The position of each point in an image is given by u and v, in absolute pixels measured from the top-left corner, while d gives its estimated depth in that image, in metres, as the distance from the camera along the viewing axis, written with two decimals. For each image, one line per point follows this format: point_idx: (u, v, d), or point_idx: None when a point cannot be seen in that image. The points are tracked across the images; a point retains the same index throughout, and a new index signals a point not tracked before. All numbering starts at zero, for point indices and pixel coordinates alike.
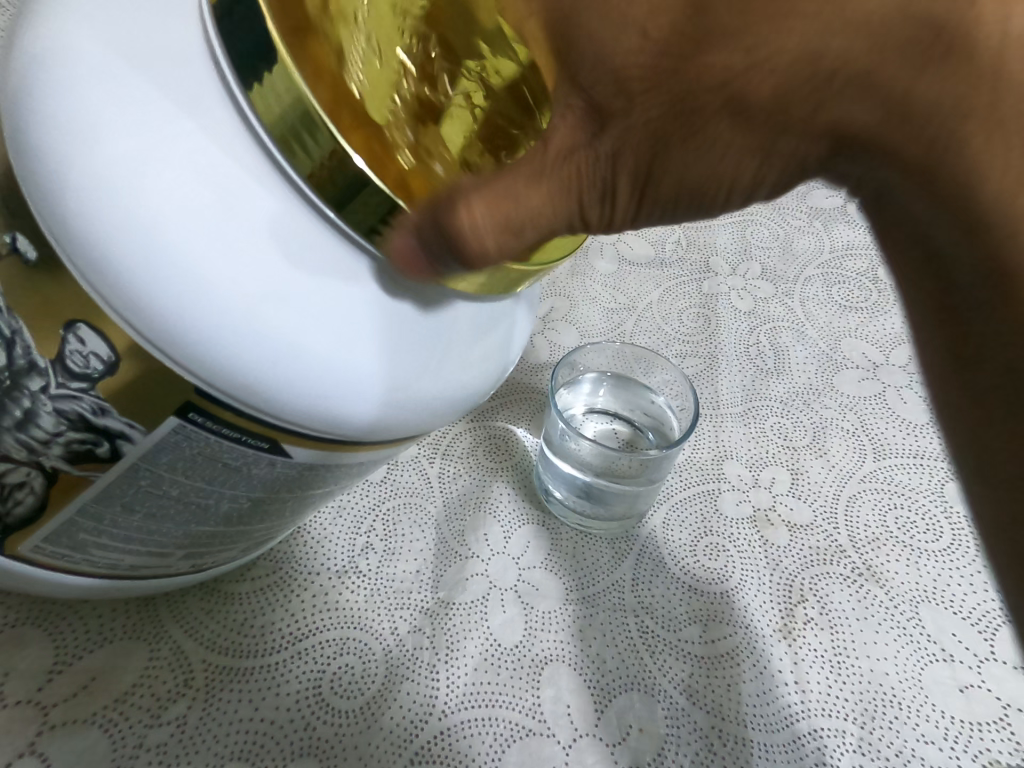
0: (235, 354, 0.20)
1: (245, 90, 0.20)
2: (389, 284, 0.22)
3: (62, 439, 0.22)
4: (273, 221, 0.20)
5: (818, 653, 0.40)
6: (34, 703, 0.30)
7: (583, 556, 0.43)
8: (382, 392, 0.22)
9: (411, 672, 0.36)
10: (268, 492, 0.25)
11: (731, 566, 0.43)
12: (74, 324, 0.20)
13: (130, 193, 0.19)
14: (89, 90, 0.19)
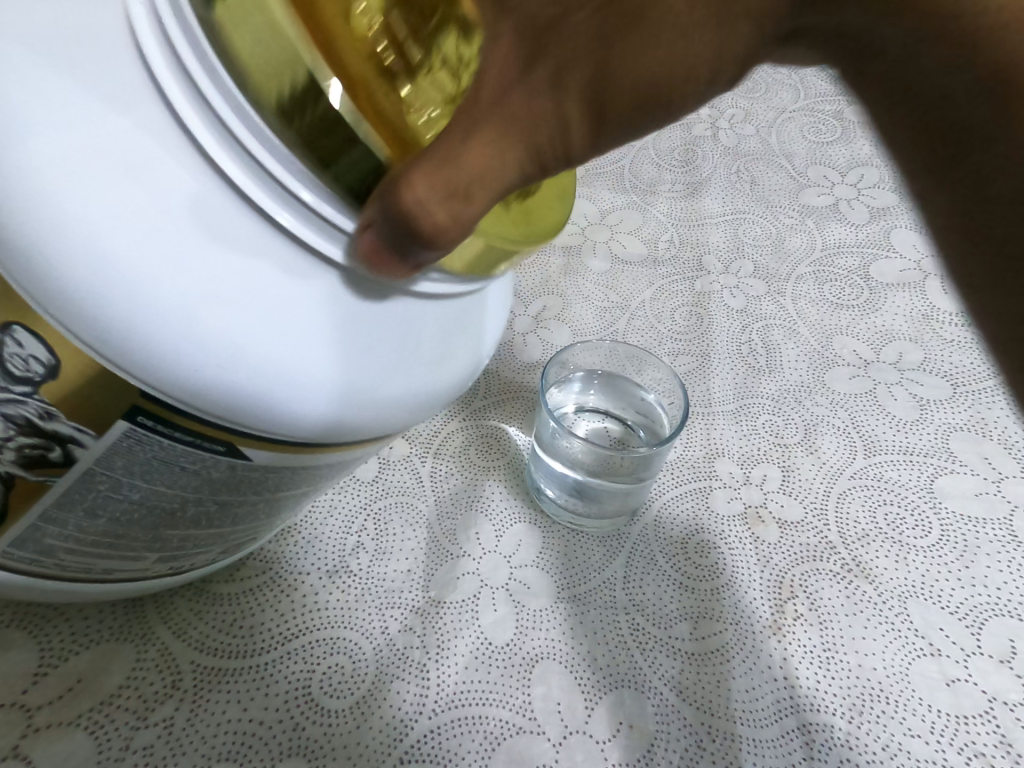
0: (183, 363, 0.19)
1: (172, 77, 0.19)
2: (347, 287, 0.21)
3: (13, 444, 0.21)
4: (218, 224, 0.19)
5: (808, 649, 0.40)
6: (20, 705, 0.30)
7: (573, 553, 0.43)
8: (342, 394, 0.22)
9: (400, 672, 0.36)
10: (231, 493, 0.25)
11: (722, 563, 0.44)
12: (11, 328, 0.20)
13: (73, 195, 0.18)
14: (46, 88, 0.19)
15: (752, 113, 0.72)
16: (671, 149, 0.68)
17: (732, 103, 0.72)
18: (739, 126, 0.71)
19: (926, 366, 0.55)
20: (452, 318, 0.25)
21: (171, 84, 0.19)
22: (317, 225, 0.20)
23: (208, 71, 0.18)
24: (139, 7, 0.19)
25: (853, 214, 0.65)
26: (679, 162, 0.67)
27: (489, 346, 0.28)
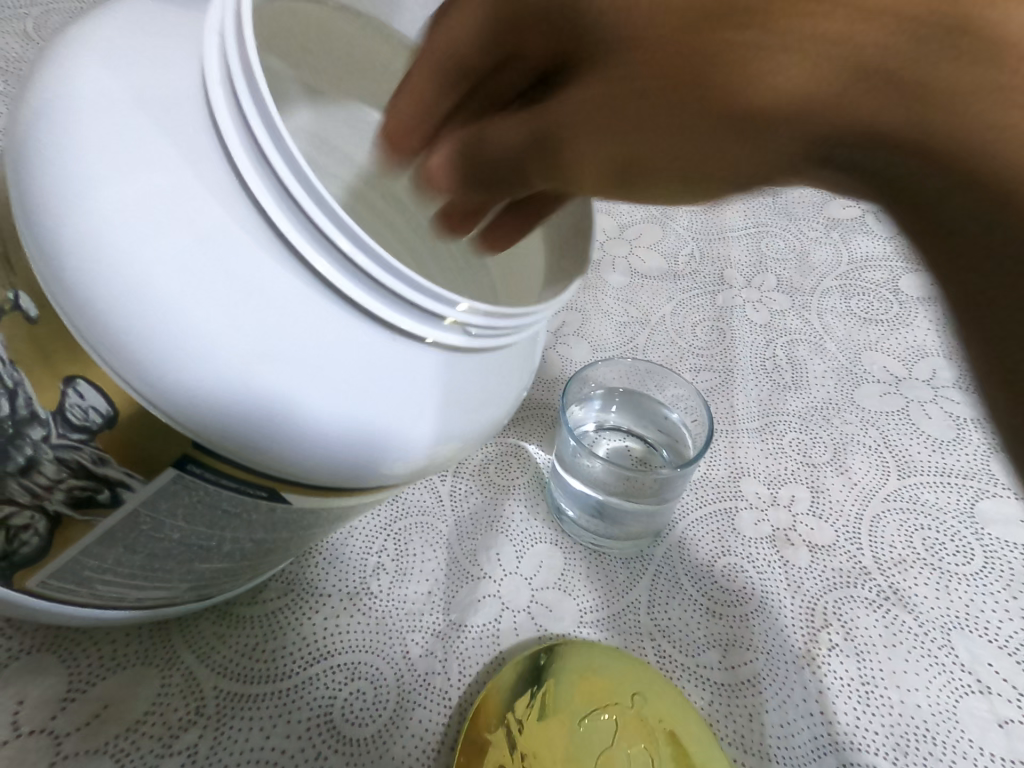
0: (229, 409, 0.20)
1: (240, 134, 0.20)
2: (392, 339, 0.21)
3: (63, 485, 0.22)
4: (261, 270, 0.19)
5: (844, 683, 0.39)
6: (48, 732, 0.29)
7: (596, 576, 0.42)
8: (377, 440, 0.21)
9: (423, 699, 0.35)
10: (270, 532, 0.25)
11: (750, 587, 0.42)
12: (74, 379, 0.20)
13: (127, 239, 0.19)
14: (105, 139, 0.19)
15: None
16: None
17: None
18: None
19: (961, 383, 0.53)
20: (481, 361, 0.24)
21: (239, 151, 0.19)
22: (357, 274, 0.20)
23: (270, 133, 0.19)
24: (212, 81, 0.20)
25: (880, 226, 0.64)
26: None
27: (524, 384, 0.28)
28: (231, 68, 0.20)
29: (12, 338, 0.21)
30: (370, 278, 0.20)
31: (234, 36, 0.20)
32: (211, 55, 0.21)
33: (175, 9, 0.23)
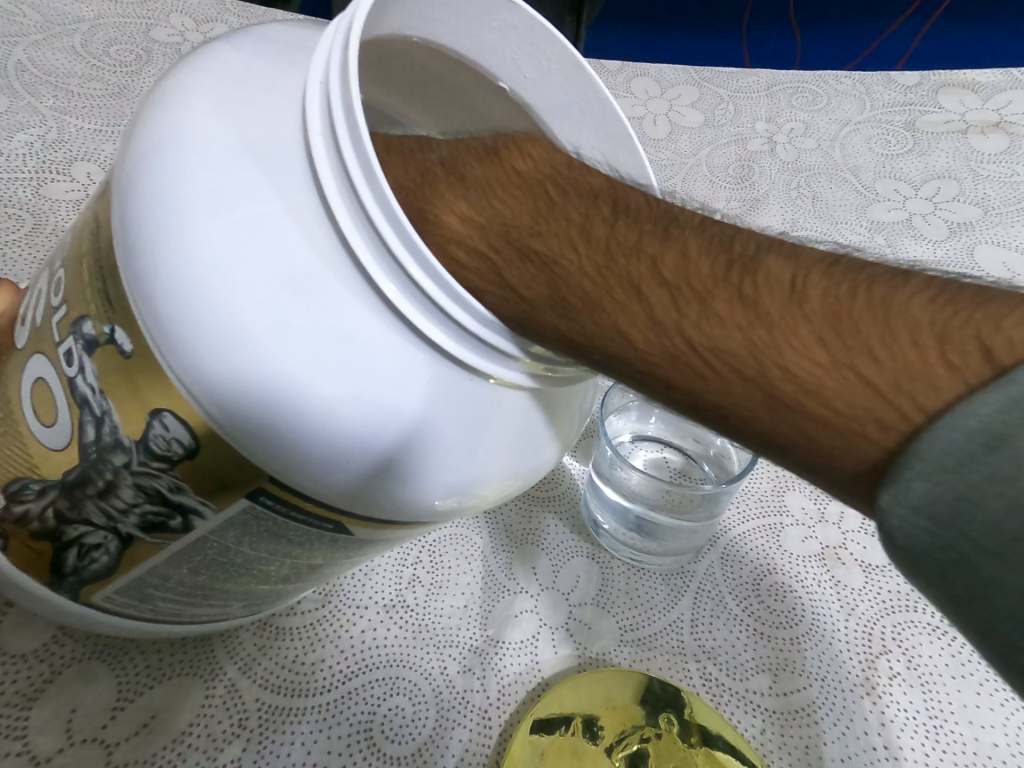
0: (303, 443, 0.19)
1: (332, 165, 0.19)
2: (469, 381, 0.21)
3: (139, 509, 0.22)
4: (331, 301, 0.19)
5: (909, 716, 0.36)
6: (99, 741, 0.30)
7: (637, 593, 0.41)
8: (447, 478, 0.21)
9: (461, 717, 0.34)
10: (324, 557, 0.25)
11: (801, 608, 0.40)
12: (160, 412, 0.20)
13: (211, 260, 0.19)
14: (194, 166, 0.19)
15: (812, 126, 0.69)
16: (725, 164, 0.66)
17: (789, 115, 0.70)
18: (798, 139, 0.68)
19: None
20: (547, 401, 0.24)
21: (336, 198, 0.19)
22: (439, 316, 0.20)
23: (364, 171, 0.19)
24: (313, 127, 0.20)
25: (928, 227, 0.61)
26: (734, 178, 0.65)
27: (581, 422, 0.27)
28: (333, 114, 0.20)
29: (104, 368, 0.20)
30: (447, 319, 0.20)
31: (336, 79, 0.20)
32: (312, 97, 0.21)
33: (269, 56, 0.23)
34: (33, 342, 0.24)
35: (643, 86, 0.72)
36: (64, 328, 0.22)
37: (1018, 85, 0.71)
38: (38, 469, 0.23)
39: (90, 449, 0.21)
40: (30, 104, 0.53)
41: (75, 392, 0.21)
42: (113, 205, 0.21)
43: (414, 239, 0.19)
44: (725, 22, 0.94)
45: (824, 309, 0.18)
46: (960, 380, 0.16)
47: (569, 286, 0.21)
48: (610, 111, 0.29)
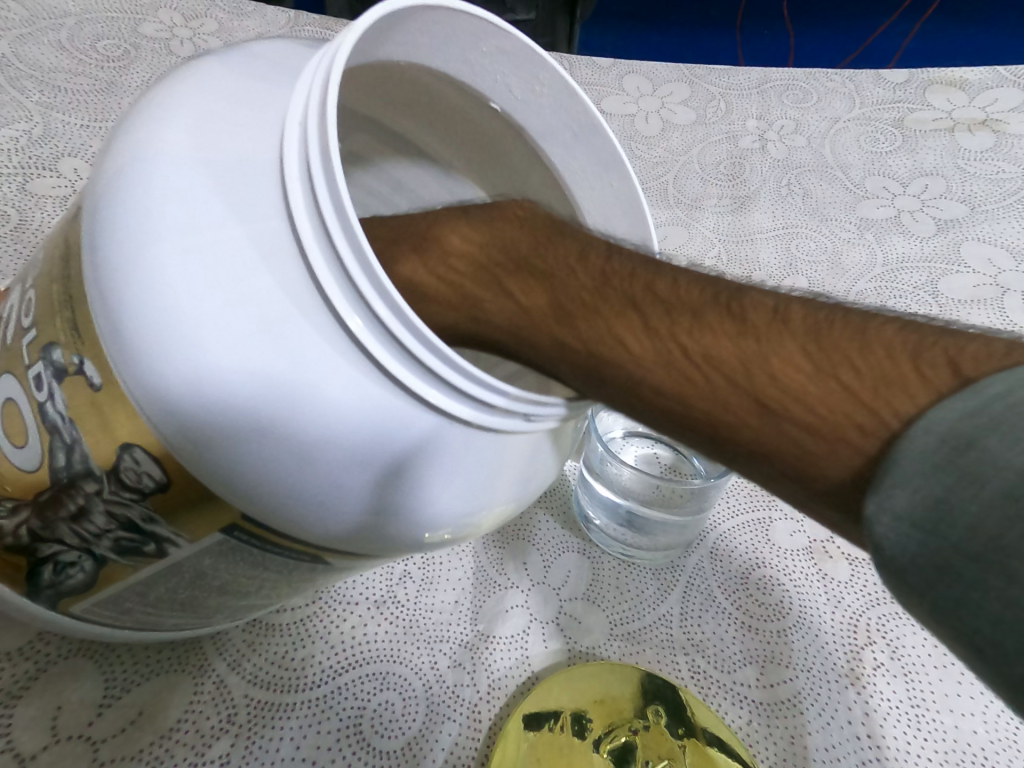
0: (283, 489, 0.20)
1: (307, 210, 0.19)
2: (448, 427, 0.21)
3: (112, 535, 0.22)
4: (303, 344, 0.19)
5: (892, 705, 0.37)
6: (84, 738, 0.30)
7: (627, 587, 0.41)
8: (424, 518, 0.22)
9: (451, 711, 0.34)
10: (304, 578, 0.25)
11: (789, 602, 0.41)
12: (130, 445, 0.20)
13: (183, 299, 0.19)
14: (164, 203, 0.19)
15: (802, 124, 0.69)
16: (716, 162, 0.66)
17: (780, 114, 0.70)
18: (788, 137, 0.68)
19: None
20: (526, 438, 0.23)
21: (313, 244, 0.19)
22: (410, 362, 0.20)
23: (337, 215, 0.19)
24: (287, 163, 0.20)
25: (916, 224, 0.62)
26: (726, 176, 0.65)
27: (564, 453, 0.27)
28: (312, 158, 0.19)
29: (74, 396, 0.20)
30: (425, 370, 0.20)
31: (314, 117, 0.20)
32: (289, 131, 0.20)
33: (245, 79, 0.22)
34: (5, 355, 0.24)
35: (636, 84, 0.72)
36: (34, 351, 0.22)
37: (1005, 82, 0.72)
38: (13, 484, 0.23)
39: (61, 474, 0.21)
40: (13, 100, 0.52)
41: (45, 418, 0.21)
42: (84, 235, 0.21)
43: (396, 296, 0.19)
44: (718, 19, 0.94)
45: (806, 326, 0.19)
46: (936, 389, 0.17)
47: (563, 295, 0.22)
48: (592, 119, 0.29)
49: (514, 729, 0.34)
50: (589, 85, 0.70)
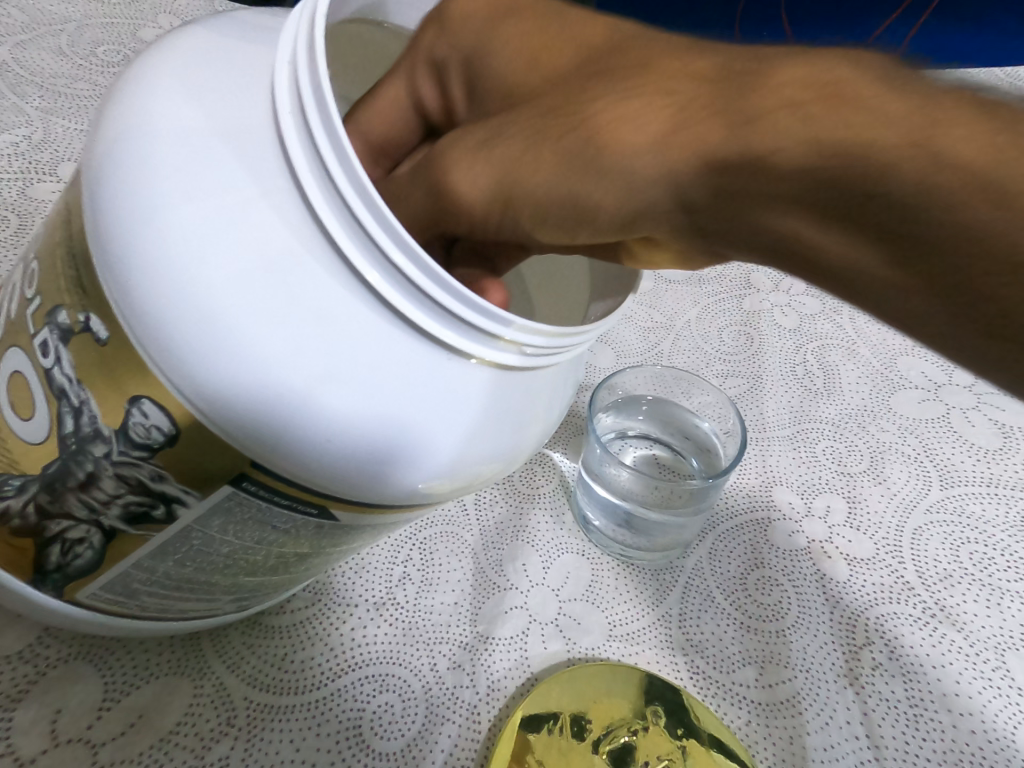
0: (285, 427, 0.19)
1: (303, 151, 0.19)
2: (447, 360, 0.20)
3: (121, 500, 0.21)
4: (308, 282, 0.19)
5: (890, 705, 0.37)
6: (85, 741, 0.30)
7: (627, 588, 0.41)
8: (429, 458, 0.21)
9: (451, 713, 0.35)
10: (312, 547, 0.25)
11: (788, 602, 0.41)
12: (139, 397, 0.20)
13: (186, 248, 0.19)
14: (166, 154, 0.19)
15: None
16: None
17: None
18: None
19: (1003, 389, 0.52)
20: (530, 380, 0.23)
21: (310, 180, 0.19)
22: (416, 296, 0.19)
23: (336, 154, 0.19)
24: (283, 108, 0.20)
25: None
26: None
27: (566, 399, 0.27)
28: (303, 95, 0.20)
29: (81, 357, 0.20)
30: (427, 299, 0.19)
31: (303, 63, 0.20)
32: (280, 79, 0.21)
33: (239, 42, 0.23)
34: (10, 333, 0.24)
35: None
36: (39, 319, 0.22)
37: None
38: (21, 463, 0.23)
39: (69, 440, 0.21)
40: (15, 105, 0.53)
41: (52, 384, 0.21)
42: (85, 201, 0.21)
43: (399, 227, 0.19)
44: None
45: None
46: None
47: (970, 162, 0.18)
48: None
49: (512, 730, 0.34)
50: None
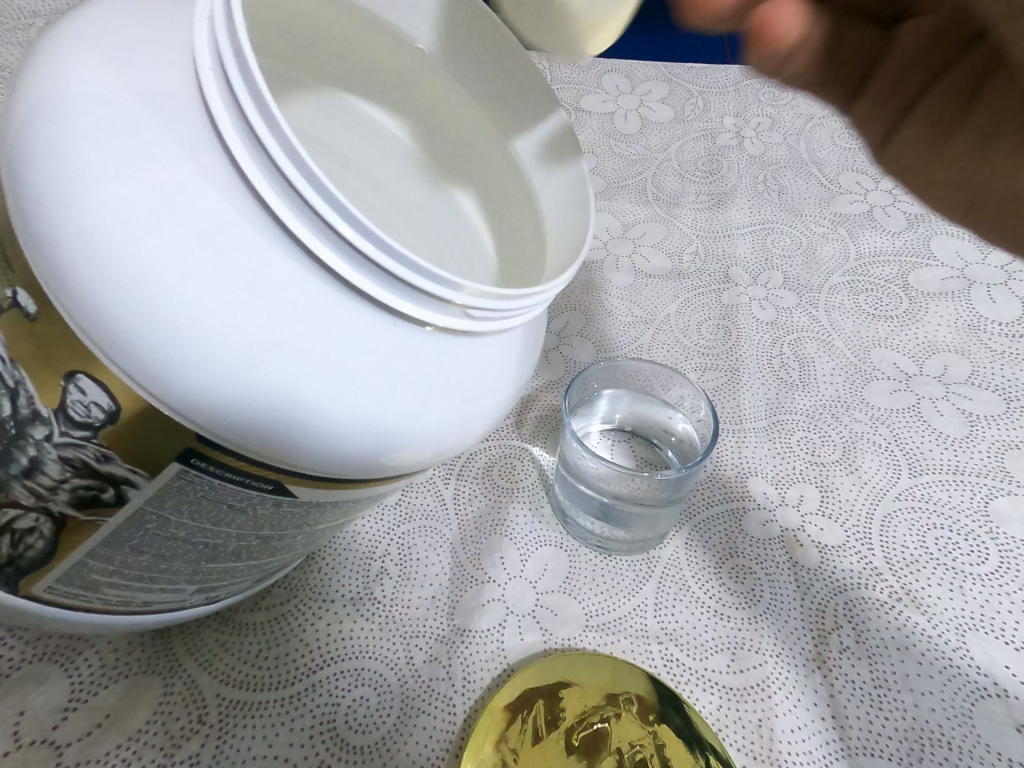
0: (231, 404, 0.19)
1: (229, 118, 0.19)
2: (394, 326, 0.20)
3: (68, 485, 0.21)
4: (246, 255, 0.19)
5: (856, 685, 0.38)
6: (49, 743, 0.29)
7: (602, 578, 0.42)
8: (380, 430, 0.21)
9: (426, 705, 0.35)
10: (273, 531, 0.25)
11: (760, 590, 0.42)
12: (75, 374, 0.20)
13: (121, 227, 0.18)
14: (96, 129, 0.19)
15: (778, 121, 0.70)
16: (695, 159, 0.67)
17: (757, 111, 0.71)
18: (765, 133, 0.69)
19: (973, 379, 0.53)
20: (481, 348, 0.23)
21: (241, 147, 0.19)
22: (360, 264, 0.19)
23: (264, 118, 0.18)
24: (205, 68, 0.19)
25: (888, 220, 0.63)
26: (703, 173, 0.66)
27: (526, 374, 0.27)
28: (225, 57, 0.19)
29: (10, 336, 0.20)
30: (372, 266, 0.19)
31: (225, 21, 0.19)
32: (203, 40, 0.20)
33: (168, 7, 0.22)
34: None
35: (615, 81, 0.72)
36: None
37: None
38: None
39: (5, 425, 0.20)
40: None
41: None
42: (12, 179, 0.20)
43: (335, 191, 0.19)
44: None
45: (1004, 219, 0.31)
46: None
47: None
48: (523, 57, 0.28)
49: (488, 720, 0.34)
50: (566, 84, 0.70)
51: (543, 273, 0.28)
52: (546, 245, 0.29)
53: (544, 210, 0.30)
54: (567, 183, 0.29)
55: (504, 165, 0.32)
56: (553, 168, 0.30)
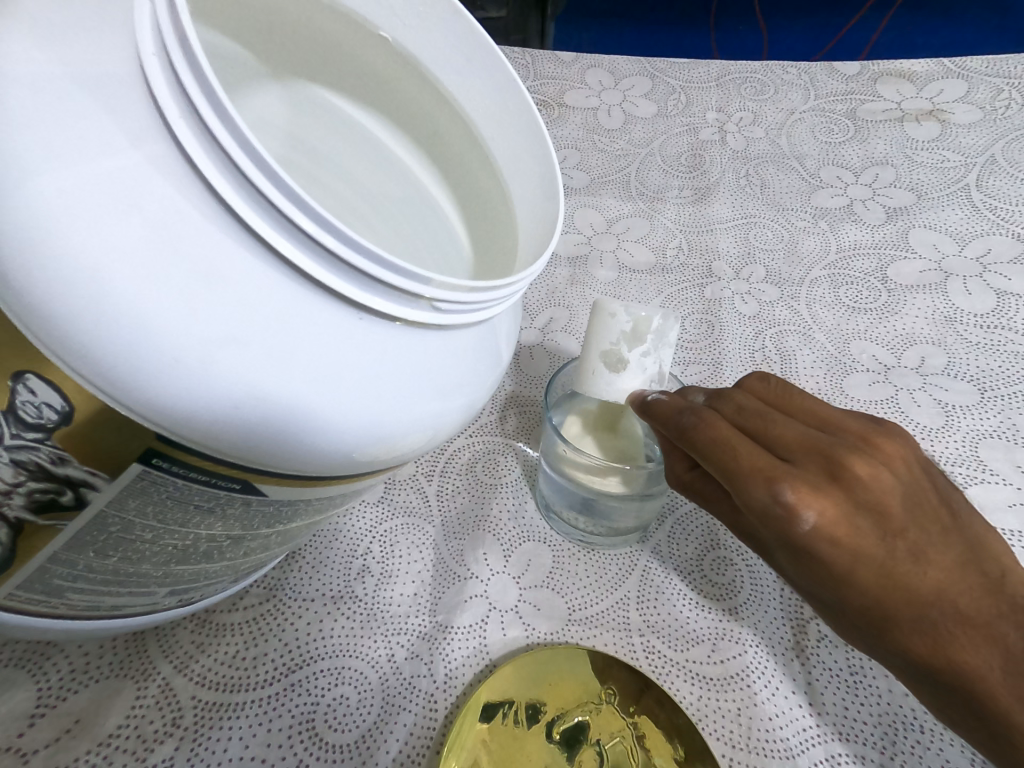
0: (190, 402, 0.19)
1: (176, 106, 0.18)
2: (360, 318, 0.20)
3: (23, 488, 0.20)
4: (199, 249, 0.18)
5: (833, 673, 0.38)
6: (14, 750, 0.29)
7: (586, 572, 0.42)
8: (348, 425, 0.21)
9: (406, 702, 0.35)
10: (245, 530, 0.25)
11: (742, 581, 0.42)
12: (24, 374, 0.19)
13: (70, 223, 0.18)
14: (42, 123, 0.18)
15: (760, 115, 0.70)
16: (678, 154, 0.67)
17: (739, 106, 0.71)
18: (747, 128, 0.69)
19: (949, 369, 0.54)
20: (450, 340, 0.23)
21: (190, 137, 0.18)
22: (321, 258, 0.19)
23: (212, 106, 0.18)
24: (147, 53, 0.19)
25: (867, 213, 0.63)
26: (686, 168, 0.66)
27: (500, 369, 0.27)
28: (168, 42, 0.18)
29: None
30: (333, 258, 0.19)
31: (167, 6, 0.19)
32: (144, 26, 0.19)
33: None
34: None
35: (598, 76, 0.72)
36: None
37: (949, 74, 0.72)
38: None
39: None
40: None
41: None
42: None
43: (289, 182, 0.18)
44: (688, 19, 0.96)
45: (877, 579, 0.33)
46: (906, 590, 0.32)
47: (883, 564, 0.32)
48: (486, 45, 0.28)
49: (468, 720, 0.34)
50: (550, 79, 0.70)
51: (515, 268, 0.28)
52: (518, 238, 0.29)
53: (515, 202, 0.30)
54: (534, 171, 0.29)
55: (476, 155, 0.32)
56: (523, 158, 0.29)
